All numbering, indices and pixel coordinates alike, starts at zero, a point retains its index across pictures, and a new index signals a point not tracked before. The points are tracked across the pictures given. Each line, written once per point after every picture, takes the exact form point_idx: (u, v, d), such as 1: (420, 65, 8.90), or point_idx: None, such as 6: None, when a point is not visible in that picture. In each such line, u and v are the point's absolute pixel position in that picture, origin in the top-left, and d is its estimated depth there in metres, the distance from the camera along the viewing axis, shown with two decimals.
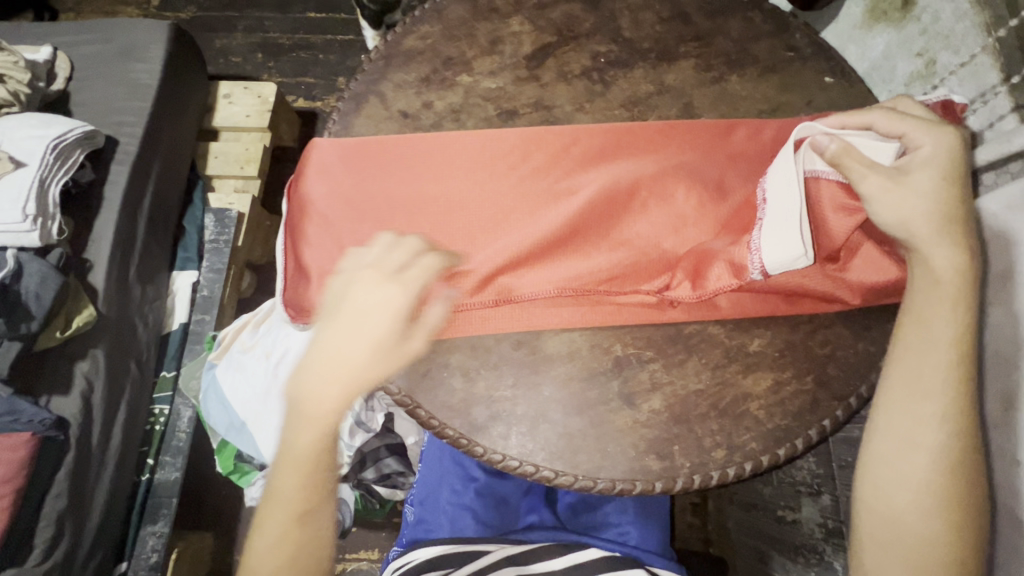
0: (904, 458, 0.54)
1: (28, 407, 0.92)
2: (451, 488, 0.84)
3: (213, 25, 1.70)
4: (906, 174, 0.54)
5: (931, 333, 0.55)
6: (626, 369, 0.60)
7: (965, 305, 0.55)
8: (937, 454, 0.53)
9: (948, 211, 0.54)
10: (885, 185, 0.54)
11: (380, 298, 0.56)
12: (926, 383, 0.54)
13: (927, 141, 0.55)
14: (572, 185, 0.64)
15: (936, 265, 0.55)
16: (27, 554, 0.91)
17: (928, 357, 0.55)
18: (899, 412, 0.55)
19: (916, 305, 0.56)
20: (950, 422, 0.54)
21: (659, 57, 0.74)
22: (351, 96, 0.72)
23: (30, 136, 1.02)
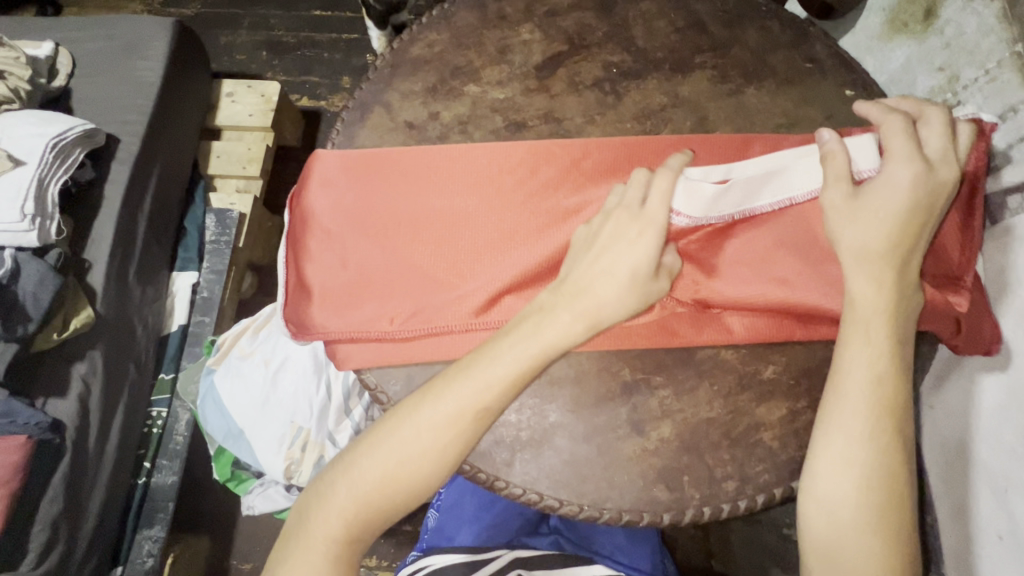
0: (838, 476, 0.52)
1: (23, 409, 0.90)
2: (475, 499, 0.82)
3: (218, 22, 1.68)
4: (859, 197, 0.55)
5: (852, 355, 0.54)
6: (635, 395, 0.58)
7: (884, 325, 0.53)
8: (868, 471, 0.51)
9: (894, 241, 0.54)
10: (840, 204, 0.55)
11: (522, 348, 0.54)
12: (852, 402, 0.53)
13: (901, 175, 0.54)
14: (580, 202, 0.62)
15: (857, 291, 0.54)
16: (20, 559, 0.90)
17: (848, 376, 0.53)
18: (828, 430, 0.53)
19: (846, 331, 0.55)
20: (879, 439, 0.52)
21: (673, 68, 0.72)
22: (356, 105, 0.70)
23: (29, 134, 1.00)
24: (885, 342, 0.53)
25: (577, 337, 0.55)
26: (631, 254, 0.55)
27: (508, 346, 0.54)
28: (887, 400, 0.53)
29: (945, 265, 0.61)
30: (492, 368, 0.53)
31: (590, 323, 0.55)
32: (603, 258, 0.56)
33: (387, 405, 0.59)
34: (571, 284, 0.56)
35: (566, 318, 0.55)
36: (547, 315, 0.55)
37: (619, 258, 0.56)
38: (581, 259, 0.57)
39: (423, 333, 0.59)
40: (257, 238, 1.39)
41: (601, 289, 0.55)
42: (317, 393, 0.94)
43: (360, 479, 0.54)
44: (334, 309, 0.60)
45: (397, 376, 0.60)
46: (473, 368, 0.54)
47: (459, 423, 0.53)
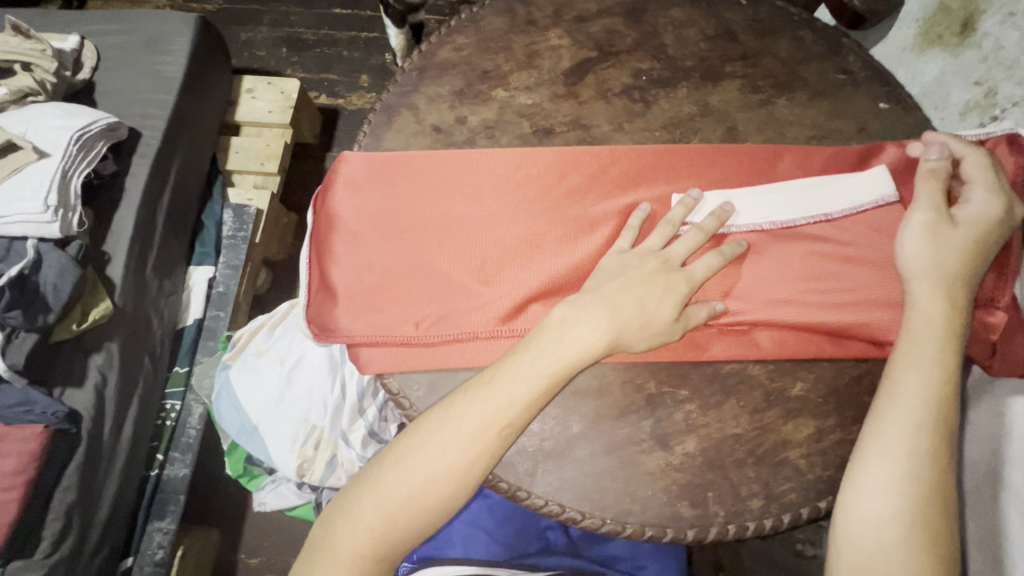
0: (891, 493, 0.51)
1: (42, 398, 0.92)
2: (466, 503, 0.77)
3: (239, 18, 1.69)
4: (957, 224, 0.57)
5: (911, 373, 0.53)
6: (659, 409, 0.58)
7: (949, 344, 0.54)
8: (922, 488, 0.50)
9: (959, 268, 0.56)
10: (926, 227, 0.57)
11: (543, 363, 0.54)
12: (913, 416, 0.52)
13: (981, 208, 0.57)
14: (607, 210, 0.61)
15: (924, 314, 0.55)
16: (34, 548, 0.90)
17: (907, 391, 0.53)
18: (885, 447, 0.52)
19: (903, 349, 0.55)
20: (932, 453, 0.51)
21: (703, 77, 0.71)
22: (382, 107, 0.70)
23: (55, 126, 1.01)
24: (950, 361, 0.54)
25: (595, 353, 0.55)
26: (653, 292, 0.56)
27: (529, 361, 0.54)
28: (915, 415, 0.52)
29: (980, 282, 0.60)
30: (514, 383, 0.54)
31: (610, 341, 0.55)
32: (628, 288, 0.56)
33: (408, 410, 0.59)
34: (593, 298, 0.56)
35: (592, 334, 0.55)
36: (566, 328, 0.55)
37: (643, 292, 0.56)
38: (606, 284, 0.57)
39: (449, 340, 0.58)
40: (274, 235, 1.40)
41: (625, 312, 0.55)
42: (331, 392, 0.93)
43: (386, 497, 0.54)
44: (358, 314, 0.60)
45: (419, 383, 0.59)
46: (494, 382, 0.54)
47: (480, 437, 0.53)
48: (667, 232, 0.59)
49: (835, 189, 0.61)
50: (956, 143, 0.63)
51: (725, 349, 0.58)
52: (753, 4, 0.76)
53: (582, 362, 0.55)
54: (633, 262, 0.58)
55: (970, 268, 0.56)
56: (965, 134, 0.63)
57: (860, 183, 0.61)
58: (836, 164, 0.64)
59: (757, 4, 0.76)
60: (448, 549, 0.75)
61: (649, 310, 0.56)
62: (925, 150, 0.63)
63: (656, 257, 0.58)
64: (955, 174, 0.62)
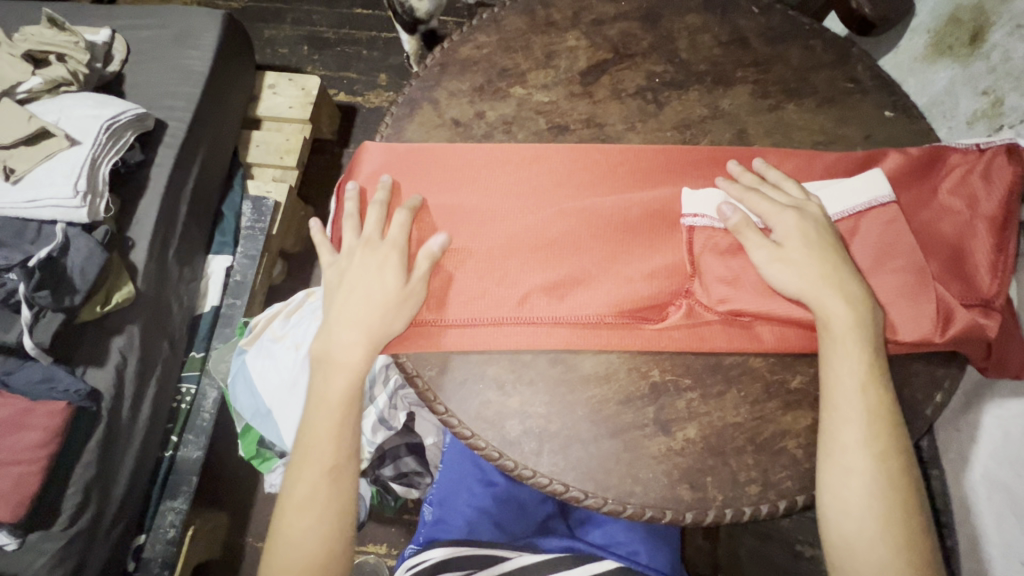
0: (845, 486, 0.52)
1: (65, 376, 0.95)
2: (470, 491, 0.84)
3: (264, 16, 1.74)
4: (784, 246, 0.58)
5: (837, 372, 0.55)
6: (663, 396, 0.60)
7: (861, 340, 0.55)
8: (870, 479, 0.52)
9: (827, 274, 0.57)
10: (772, 257, 0.58)
11: (325, 393, 0.60)
12: (843, 412, 0.54)
13: (789, 222, 0.59)
14: (614, 206, 0.63)
15: (828, 316, 0.56)
16: (54, 518, 0.94)
17: (839, 392, 0.55)
18: (828, 444, 0.54)
19: (825, 352, 0.56)
20: (876, 444, 0.52)
21: (714, 81, 0.73)
22: (405, 101, 0.73)
23: (87, 115, 1.05)
24: (868, 355, 0.55)
25: (356, 364, 0.60)
26: (375, 276, 0.60)
27: (321, 401, 0.61)
28: (895, 409, 0.54)
29: (976, 286, 0.61)
30: (323, 412, 0.60)
31: (370, 345, 0.59)
32: (354, 289, 0.61)
33: (422, 389, 0.61)
34: (338, 318, 0.61)
35: (348, 349, 0.59)
36: (336, 351, 0.60)
37: (365, 272, 0.61)
38: (336, 298, 0.62)
39: (461, 323, 0.61)
40: (291, 226, 1.44)
41: (365, 311, 0.60)
42: None
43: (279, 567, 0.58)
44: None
45: (431, 363, 0.61)
46: (313, 424, 0.60)
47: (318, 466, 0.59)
48: (378, 211, 0.63)
49: (829, 194, 0.63)
50: (958, 151, 0.65)
51: (723, 342, 0.60)
52: (765, 12, 0.78)
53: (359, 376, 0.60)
54: (368, 257, 0.62)
55: (833, 273, 0.57)
56: (962, 143, 0.66)
57: (853, 187, 0.63)
58: (841, 168, 0.66)
59: (770, 13, 0.78)
60: (443, 532, 0.81)
61: (361, 308, 0.60)
62: (926, 157, 0.65)
63: (360, 240, 0.63)
64: (955, 181, 0.64)
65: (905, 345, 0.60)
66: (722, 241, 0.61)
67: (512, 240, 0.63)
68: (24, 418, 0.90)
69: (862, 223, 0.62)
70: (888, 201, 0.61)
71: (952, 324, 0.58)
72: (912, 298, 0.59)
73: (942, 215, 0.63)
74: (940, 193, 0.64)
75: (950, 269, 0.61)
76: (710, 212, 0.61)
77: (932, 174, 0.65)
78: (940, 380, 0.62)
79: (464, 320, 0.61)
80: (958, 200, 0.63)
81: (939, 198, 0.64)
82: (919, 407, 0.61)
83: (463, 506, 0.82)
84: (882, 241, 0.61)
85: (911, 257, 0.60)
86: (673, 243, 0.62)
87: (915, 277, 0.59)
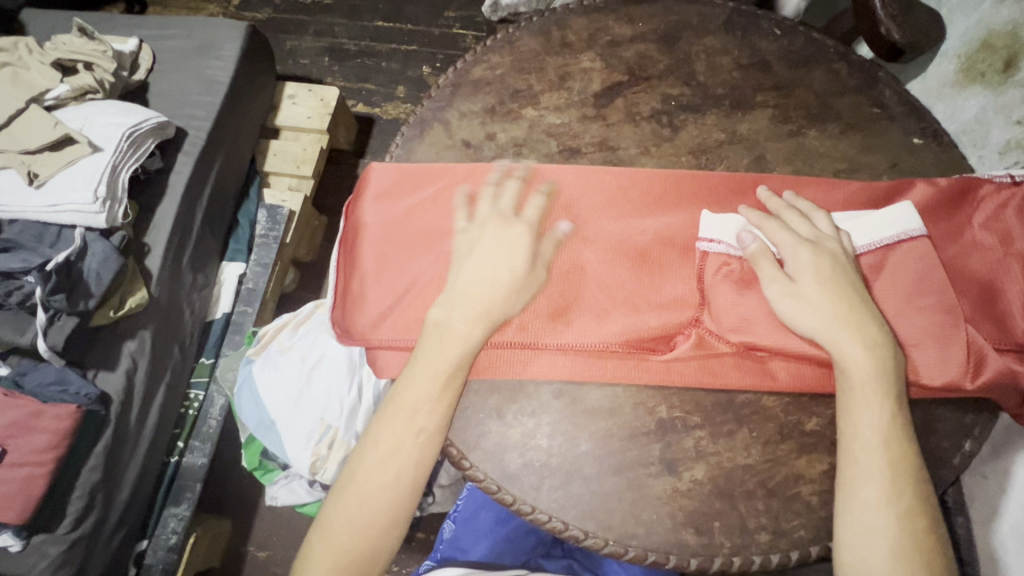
0: (863, 546, 0.49)
1: (76, 379, 0.96)
2: (493, 513, 0.80)
3: (285, 27, 1.76)
4: (799, 282, 0.55)
5: (857, 423, 0.52)
6: (670, 433, 0.57)
7: (884, 387, 0.52)
8: (894, 541, 0.48)
9: (846, 315, 0.54)
10: (787, 293, 0.55)
11: (434, 360, 0.56)
12: (864, 467, 0.51)
13: (803, 258, 0.56)
14: (625, 231, 0.62)
15: (846, 358, 0.53)
16: (56, 524, 0.94)
17: (859, 443, 0.52)
18: (845, 499, 0.51)
19: (844, 400, 0.53)
20: (901, 503, 0.49)
21: (733, 105, 0.71)
22: (416, 121, 0.72)
23: (109, 122, 1.07)
24: (891, 406, 0.52)
25: (477, 341, 0.56)
26: (502, 259, 0.58)
27: (422, 362, 0.56)
28: (914, 466, 0.51)
29: (1009, 328, 0.58)
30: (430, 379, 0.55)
31: (486, 326, 0.56)
32: (495, 277, 0.57)
33: None
34: (457, 292, 0.57)
35: (467, 321, 0.56)
36: (449, 322, 0.56)
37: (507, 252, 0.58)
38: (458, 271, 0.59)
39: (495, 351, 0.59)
40: (304, 236, 1.44)
41: (494, 295, 0.57)
42: (349, 392, 0.96)
43: (340, 536, 0.55)
44: (392, 325, 0.62)
45: None
46: (412, 383, 0.56)
47: (409, 428, 0.55)
48: (543, 213, 0.62)
49: (856, 227, 0.60)
50: (991, 183, 0.62)
51: (731, 375, 0.58)
52: (788, 34, 0.76)
53: (470, 351, 0.56)
54: (506, 242, 0.59)
55: (851, 313, 0.54)
56: (996, 174, 0.62)
57: (883, 219, 0.60)
58: (865, 197, 0.63)
59: (793, 35, 0.76)
60: (461, 553, 0.78)
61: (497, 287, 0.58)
62: (958, 188, 0.62)
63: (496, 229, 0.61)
64: (986, 216, 0.61)
65: (930, 388, 0.57)
66: (733, 270, 0.59)
67: (598, 239, 0.61)
68: (32, 422, 0.91)
69: (885, 257, 0.59)
70: (919, 234, 0.59)
71: (981, 370, 0.56)
72: (942, 339, 0.56)
73: (973, 250, 0.60)
74: (972, 227, 0.61)
75: (982, 309, 0.58)
76: (727, 238, 0.59)
77: (962, 208, 0.62)
78: (967, 427, 0.59)
79: (590, 305, 0.59)
80: (990, 236, 0.60)
81: (969, 232, 0.61)
82: (946, 456, 0.58)
83: (485, 528, 0.79)
84: (913, 278, 0.58)
85: (942, 296, 0.57)
86: (687, 271, 0.60)
87: (945, 318, 0.56)
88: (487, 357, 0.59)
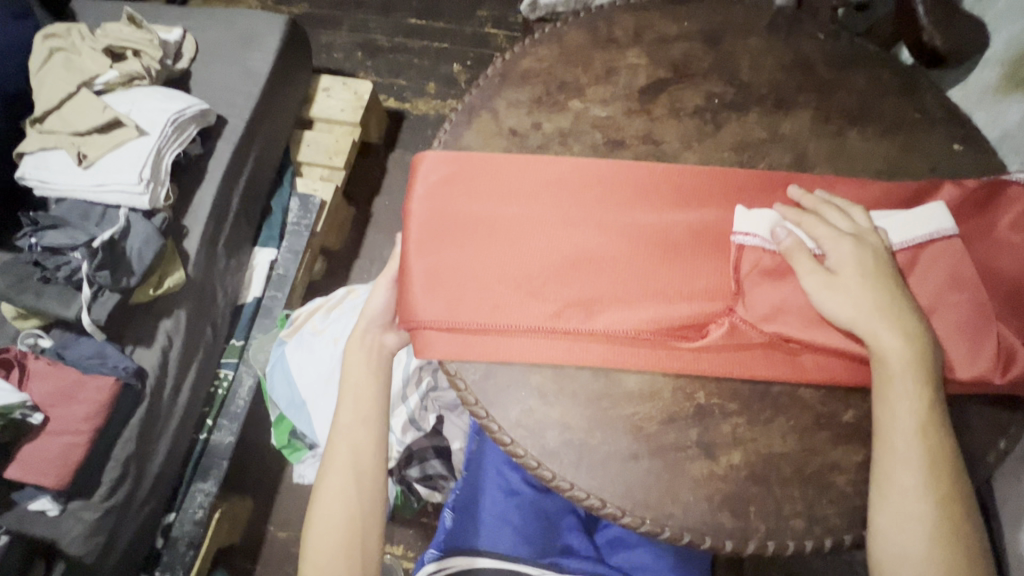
0: (899, 532, 0.50)
1: (115, 354, 1.01)
2: (492, 498, 0.82)
3: (322, 23, 1.80)
4: (838, 274, 0.57)
5: (893, 412, 0.53)
6: (707, 418, 0.59)
7: (922, 379, 0.53)
8: (930, 528, 0.49)
9: (885, 306, 0.55)
10: (825, 285, 0.57)
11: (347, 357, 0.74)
12: (901, 455, 0.52)
13: (845, 251, 0.57)
14: (657, 223, 0.64)
15: (883, 349, 0.54)
16: (92, 491, 0.98)
17: (897, 432, 0.52)
18: (882, 486, 0.52)
19: (882, 389, 0.54)
20: (937, 491, 0.50)
21: (775, 104, 0.73)
22: (464, 108, 0.75)
23: (156, 108, 1.11)
24: (928, 396, 0.53)
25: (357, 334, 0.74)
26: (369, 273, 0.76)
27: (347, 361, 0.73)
28: (949, 457, 0.52)
29: None
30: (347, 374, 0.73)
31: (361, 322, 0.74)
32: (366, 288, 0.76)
33: (463, 391, 0.61)
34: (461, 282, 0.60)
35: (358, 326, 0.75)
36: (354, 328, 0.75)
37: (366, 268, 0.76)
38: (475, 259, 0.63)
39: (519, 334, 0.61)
40: (335, 225, 1.48)
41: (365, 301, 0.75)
42: None
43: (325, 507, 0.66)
44: (431, 302, 0.62)
45: (476, 366, 0.62)
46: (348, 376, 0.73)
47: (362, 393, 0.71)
48: None
49: (891, 224, 0.61)
50: (1016, 185, 0.63)
51: (762, 364, 0.59)
52: (831, 37, 0.77)
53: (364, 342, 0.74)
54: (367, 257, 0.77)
55: (889, 306, 0.55)
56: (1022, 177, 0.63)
57: (915, 217, 0.61)
58: (904, 196, 0.64)
59: (834, 39, 0.77)
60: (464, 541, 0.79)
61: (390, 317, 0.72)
62: (986, 190, 0.63)
63: None
64: (1016, 216, 0.62)
65: (963, 384, 0.58)
66: (768, 262, 0.60)
67: (628, 227, 0.64)
68: (75, 391, 0.95)
69: (926, 254, 0.59)
70: (951, 234, 0.59)
71: (1011, 366, 0.56)
72: (973, 335, 0.57)
73: (1002, 251, 0.61)
74: (1001, 228, 0.62)
75: (1010, 307, 0.59)
76: (761, 231, 0.60)
77: (991, 208, 0.63)
78: (1003, 427, 0.59)
79: (608, 294, 0.61)
80: (1020, 235, 0.61)
81: (999, 232, 0.62)
82: (982, 454, 0.58)
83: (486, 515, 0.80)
84: (946, 274, 0.58)
85: (973, 293, 0.58)
86: (718, 263, 0.62)
87: (975, 315, 0.57)
88: (494, 342, 0.61)
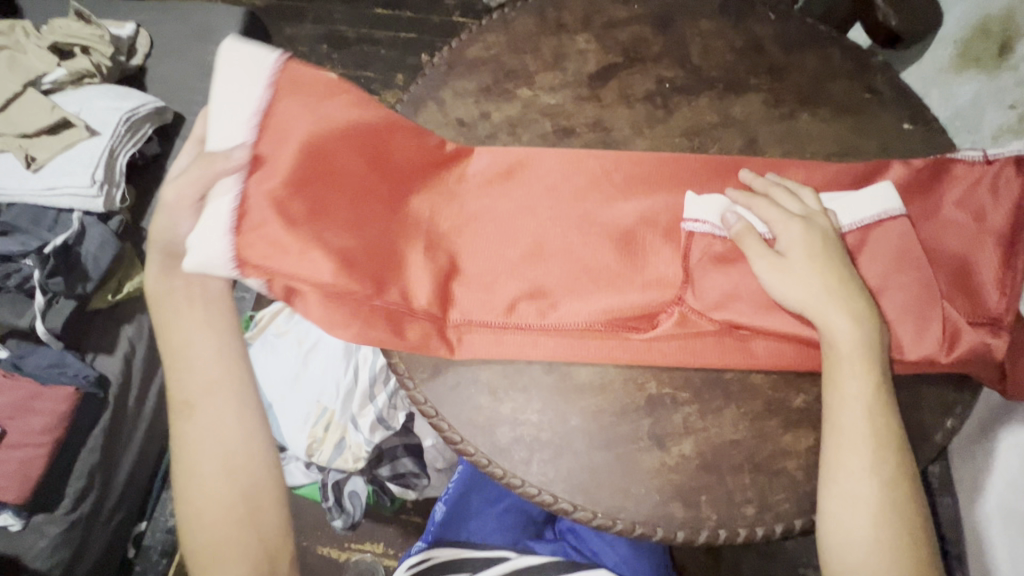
0: (846, 516, 0.50)
1: (74, 362, 0.97)
2: (482, 496, 0.82)
3: (284, 14, 1.75)
4: (787, 258, 0.56)
5: (840, 395, 0.53)
6: (658, 409, 0.58)
7: (869, 360, 0.53)
8: (875, 510, 0.49)
9: (833, 288, 0.55)
10: (774, 268, 0.56)
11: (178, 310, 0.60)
12: (848, 438, 0.51)
13: (793, 234, 0.57)
14: (612, 211, 0.62)
15: (832, 331, 0.54)
16: (58, 503, 0.94)
17: (844, 415, 0.52)
18: (830, 470, 0.52)
19: (830, 372, 0.54)
20: (883, 473, 0.50)
21: (726, 88, 0.72)
22: (410, 99, 0.72)
23: (107, 107, 1.07)
24: (876, 378, 0.53)
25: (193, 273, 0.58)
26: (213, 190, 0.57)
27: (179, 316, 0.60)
28: (895, 438, 0.52)
29: (983, 302, 0.59)
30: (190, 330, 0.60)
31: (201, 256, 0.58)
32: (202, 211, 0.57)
33: (412, 390, 0.60)
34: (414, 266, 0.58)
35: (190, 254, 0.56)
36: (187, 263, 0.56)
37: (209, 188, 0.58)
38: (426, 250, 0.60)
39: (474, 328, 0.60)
40: None
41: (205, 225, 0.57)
42: (344, 375, 0.95)
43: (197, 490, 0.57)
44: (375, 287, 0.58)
45: (425, 364, 0.60)
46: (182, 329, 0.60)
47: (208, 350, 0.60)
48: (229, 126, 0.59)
49: (840, 206, 0.60)
50: (962, 162, 0.62)
51: (712, 351, 0.59)
52: (782, 18, 0.76)
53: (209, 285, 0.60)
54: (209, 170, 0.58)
55: (837, 289, 0.54)
56: (970, 152, 0.62)
57: (864, 198, 0.60)
58: (855, 177, 0.63)
59: (787, 20, 0.76)
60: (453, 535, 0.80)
61: (207, 245, 0.56)
62: (932, 169, 0.62)
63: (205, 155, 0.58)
64: (961, 194, 0.61)
65: (909, 364, 0.58)
66: (718, 248, 0.59)
67: (584, 215, 0.62)
68: (30, 402, 0.92)
69: (875, 235, 0.59)
70: (898, 213, 0.59)
71: (955, 345, 0.57)
72: (919, 316, 0.57)
73: (947, 230, 0.61)
74: (946, 206, 0.61)
75: (954, 286, 0.59)
76: (712, 218, 0.59)
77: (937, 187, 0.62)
78: (950, 405, 0.60)
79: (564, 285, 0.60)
80: (965, 214, 0.61)
81: (945, 211, 0.61)
82: (930, 433, 0.58)
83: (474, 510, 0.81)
84: (893, 256, 0.58)
85: (920, 274, 0.57)
86: (670, 250, 0.60)
87: (922, 295, 0.57)
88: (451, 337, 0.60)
